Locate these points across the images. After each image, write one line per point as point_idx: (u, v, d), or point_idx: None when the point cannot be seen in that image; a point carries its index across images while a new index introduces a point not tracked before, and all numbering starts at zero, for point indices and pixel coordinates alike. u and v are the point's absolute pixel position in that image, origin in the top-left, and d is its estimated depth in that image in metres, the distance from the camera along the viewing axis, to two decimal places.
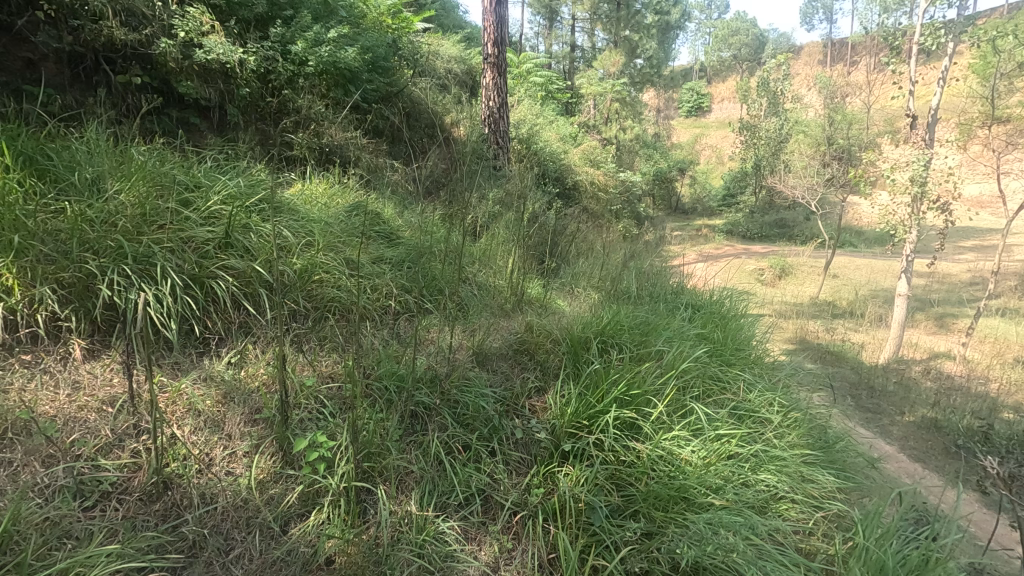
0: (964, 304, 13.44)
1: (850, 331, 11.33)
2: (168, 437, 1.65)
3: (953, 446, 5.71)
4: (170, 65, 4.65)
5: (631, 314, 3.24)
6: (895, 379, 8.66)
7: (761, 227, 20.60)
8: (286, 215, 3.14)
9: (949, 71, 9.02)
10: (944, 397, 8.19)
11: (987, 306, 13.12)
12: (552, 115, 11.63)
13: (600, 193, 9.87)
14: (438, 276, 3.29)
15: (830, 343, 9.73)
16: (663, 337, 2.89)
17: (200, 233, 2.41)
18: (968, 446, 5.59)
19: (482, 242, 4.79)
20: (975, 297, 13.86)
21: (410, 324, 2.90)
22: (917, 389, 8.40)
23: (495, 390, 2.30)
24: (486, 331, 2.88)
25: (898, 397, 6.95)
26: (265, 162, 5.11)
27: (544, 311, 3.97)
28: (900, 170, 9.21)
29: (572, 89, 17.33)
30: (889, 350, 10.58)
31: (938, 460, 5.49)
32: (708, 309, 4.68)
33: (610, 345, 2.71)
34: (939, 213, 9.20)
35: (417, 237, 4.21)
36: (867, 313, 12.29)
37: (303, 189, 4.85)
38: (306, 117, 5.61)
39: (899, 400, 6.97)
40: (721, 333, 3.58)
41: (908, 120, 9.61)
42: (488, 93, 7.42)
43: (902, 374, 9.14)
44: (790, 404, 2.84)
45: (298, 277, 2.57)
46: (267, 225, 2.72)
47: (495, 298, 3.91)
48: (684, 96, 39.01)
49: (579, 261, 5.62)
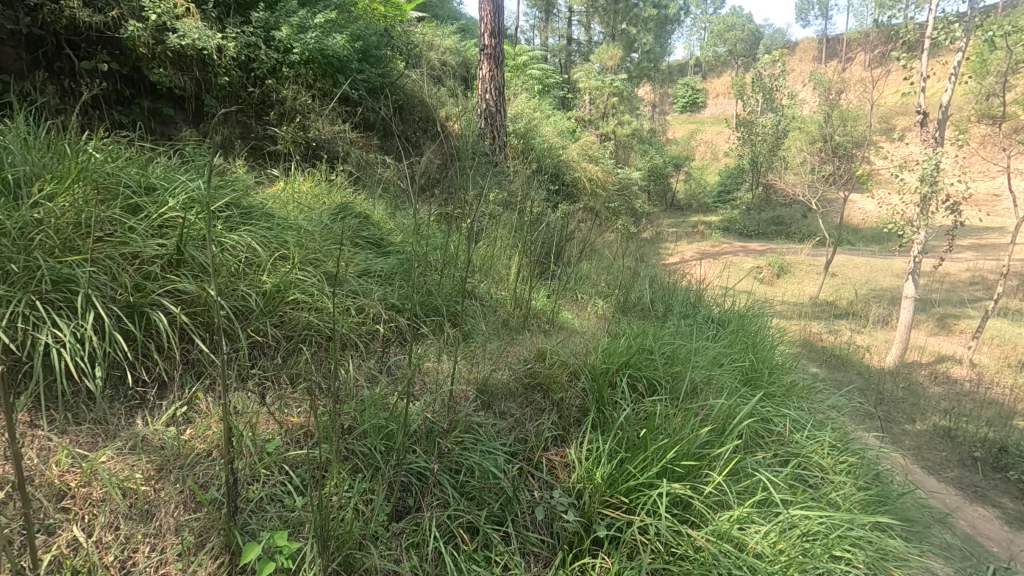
0: (966, 305, 13.14)
1: (853, 332, 11.02)
2: (68, 542, 1.25)
3: (973, 459, 5.39)
4: (140, 51, 4.20)
5: (657, 336, 2.85)
6: (903, 385, 8.33)
7: (758, 224, 20.31)
8: (258, 222, 2.72)
9: (961, 66, 8.63)
10: (954, 403, 7.90)
11: (989, 307, 12.85)
12: (549, 109, 11.22)
13: (599, 190, 9.42)
14: (435, 294, 2.88)
15: (835, 346, 9.42)
16: (697, 368, 2.50)
17: (145, 248, 1.98)
18: (987, 460, 5.28)
19: (482, 247, 4.40)
20: (976, 298, 13.61)
21: (402, 351, 2.50)
22: (926, 395, 8.07)
23: (506, 444, 1.91)
24: (491, 362, 2.47)
25: (910, 404, 6.60)
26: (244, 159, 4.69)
27: (551, 326, 3.58)
28: (911, 169, 8.81)
29: (568, 83, 16.85)
30: (894, 353, 10.27)
31: (957, 474, 5.18)
32: (726, 322, 4.32)
33: (639, 381, 2.31)
34: (949, 214, 8.87)
35: (409, 243, 3.80)
36: (869, 314, 11.95)
37: (286, 188, 4.41)
38: (291, 109, 5.17)
39: (910, 409, 6.66)
40: (751, 356, 3.19)
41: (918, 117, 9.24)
42: (485, 86, 6.96)
43: (909, 380, 8.83)
44: (844, 445, 2.46)
45: (266, 301, 2.15)
46: (232, 238, 2.30)
47: (499, 312, 3.49)
48: (680, 91, 38.55)
49: (583, 265, 5.24)
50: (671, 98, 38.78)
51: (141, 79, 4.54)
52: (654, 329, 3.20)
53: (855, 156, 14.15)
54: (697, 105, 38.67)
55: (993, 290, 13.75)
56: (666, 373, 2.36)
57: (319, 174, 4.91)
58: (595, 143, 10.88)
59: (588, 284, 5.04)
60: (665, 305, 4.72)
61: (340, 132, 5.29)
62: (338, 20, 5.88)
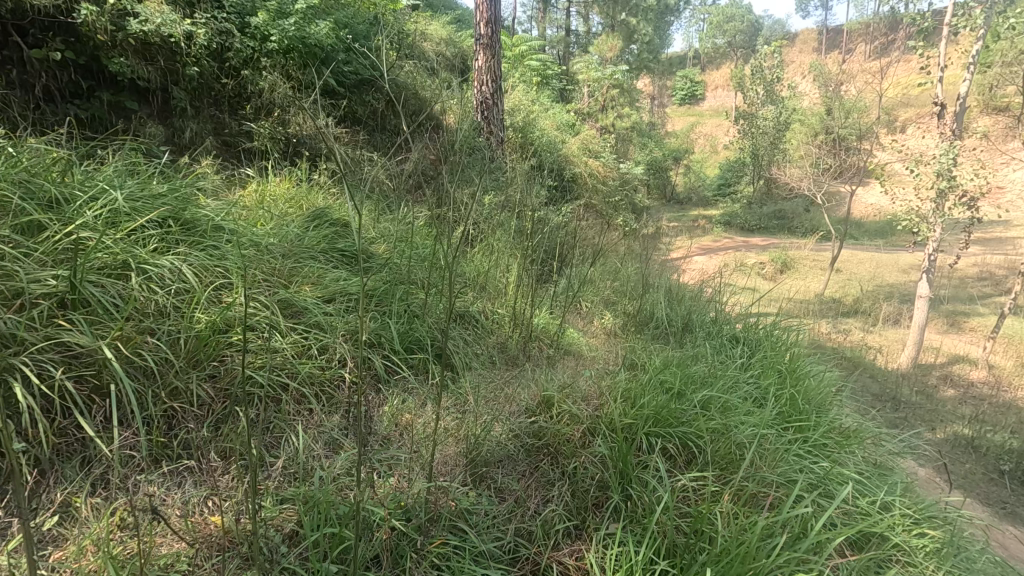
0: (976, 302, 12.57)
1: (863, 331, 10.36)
2: None
3: (1001, 474, 4.86)
4: (96, 39, 3.68)
5: (685, 374, 2.41)
6: (917, 387, 7.76)
7: (760, 218, 19.50)
8: (200, 241, 2.26)
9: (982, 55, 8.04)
10: (974, 410, 7.37)
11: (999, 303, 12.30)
12: (547, 102, 10.67)
13: (599, 186, 8.89)
14: (420, 324, 2.42)
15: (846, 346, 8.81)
16: (739, 421, 2.04)
17: (27, 285, 1.52)
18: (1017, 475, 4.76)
19: (478, 256, 3.94)
20: (985, 294, 13.06)
21: (375, 402, 2.03)
22: (940, 399, 7.55)
23: (499, 545, 1.48)
24: (486, 415, 2.03)
25: (928, 407, 5.97)
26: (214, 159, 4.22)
27: (557, 351, 3.14)
28: (925, 165, 8.27)
29: (567, 75, 16.31)
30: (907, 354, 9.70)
31: (983, 489, 4.66)
32: (750, 334, 3.84)
33: (670, 443, 1.86)
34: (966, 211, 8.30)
35: (395, 255, 3.34)
36: (874, 312, 11.29)
37: (258, 191, 3.95)
38: (269, 102, 4.68)
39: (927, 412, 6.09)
40: (791, 388, 2.74)
41: (935, 109, 8.67)
42: (481, 79, 6.47)
43: (923, 382, 8.30)
44: (923, 514, 2.01)
45: (194, 349, 1.68)
46: (157, 267, 1.84)
47: (498, 336, 3.04)
48: (678, 83, 37.76)
49: (588, 272, 4.77)
50: (670, 89, 38.05)
51: (101, 70, 3.97)
52: (679, 359, 2.76)
53: (859, 148, 13.64)
54: (695, 97, 37.99)
55: (1002, 286, 13.19)
56: (707, 429, 1.91)
57: (299, 174, 4.43)
58: (595, 136, 10.33)
59: (594, 293, 4.58)
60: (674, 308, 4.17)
61: (323, 127, 4.80)
62: (322, 5, 5.38)
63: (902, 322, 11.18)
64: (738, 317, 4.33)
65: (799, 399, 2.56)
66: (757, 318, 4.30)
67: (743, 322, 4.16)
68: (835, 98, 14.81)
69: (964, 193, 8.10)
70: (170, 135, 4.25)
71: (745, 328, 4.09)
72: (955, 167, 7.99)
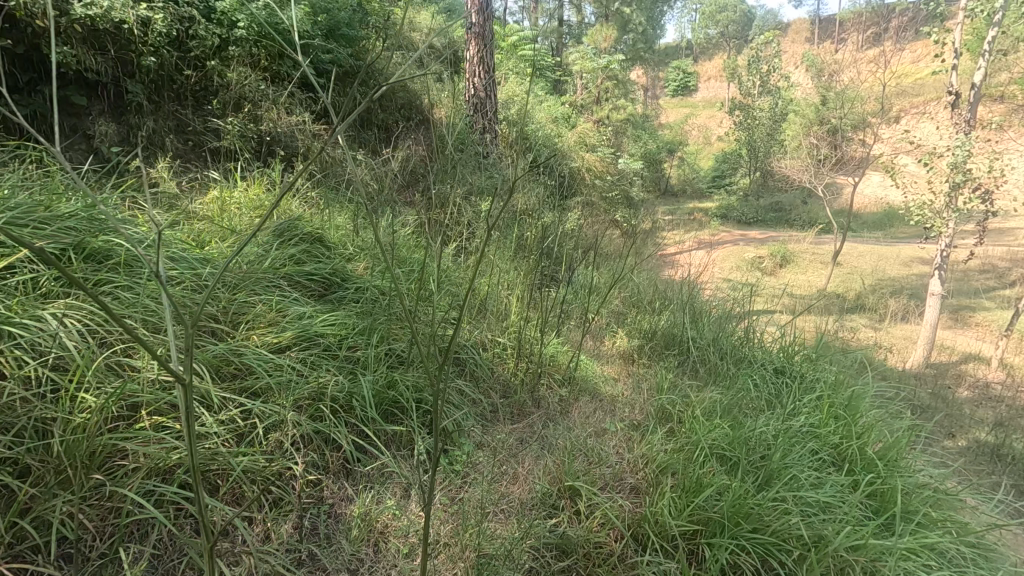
0: (981, 295, 11.42)
1: (865, 328, 9.17)
2: None
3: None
4: (34, 25, 3.08)
5: (741, 438, 1.96)
6: (931, 388, 6.90)
7: (756, 211, 18.50)
8: (107, 280, 1.73)
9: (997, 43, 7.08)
10: (993, 413, 6.54)
11: (1005, 296, 11.17)
12: (541, 94, 10.06)
13: (596, 182, 8.28)
14: (401, 379, 1.90)
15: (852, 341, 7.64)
16: (827, 519, 1.63)
17: None
18: None
19: (475, 271, 3.43)
20: (989, 288, 11.86)
21: (340, 492, 1.54)
22: (955, 399, 6.76)
23: None
24: (493, 517, 1.58)
25: (943, 409, 5.02)
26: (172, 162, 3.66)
27: (572, 389, 2.64)
28: (941, 156, 7.30)
29: (562, 65, 15.70)
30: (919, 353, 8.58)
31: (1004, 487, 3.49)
32: (787, 351, 3.29)
33: (748, 558, 1.46)
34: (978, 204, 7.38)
35: (376, 275, 2.82)
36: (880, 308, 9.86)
37: (220, 198, 3.43)
38: (239, 96, 4.07)
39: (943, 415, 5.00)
40: (864, 439, 2.28)
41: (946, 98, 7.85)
42: (473, 70, 5.91)
43: (935, 382, 7.35)
44: None
45: (64, 458, 1.19)
46: (19, 334, 1.32)
47: (502, 375, 2.53)
48: (670, 74, 36.99)
49: (597, 283, 4.22)
50: (662, 81, 37.30)
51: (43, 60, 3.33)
52: (723, 413, 2.30)
53: (855, 138, 13.07)
54: (687, 88, 37.14)
55: (1007, 278, 11.96)
56: (791, 533, 1.51)
57: (271, 176, 3.86)
58: (591, 129, 9.67)
59: (605, 306, 4.04)
60: (692, 320, 3.59)
61: (300, 123, 4.19)
62: None
63: (909, 318, 9.96)
64: (765, 328, 3.74)
65: (875, 456, 2.11)
66: (782, 333, 3.68)
67: (772, 338, 3.59)
68: (831, 87, 14.17)
69: (981, 185, 7.21)
70: (127, 135, 3.66)
71: (776, 345, 3.53)
72: (972, 156, 7.08)
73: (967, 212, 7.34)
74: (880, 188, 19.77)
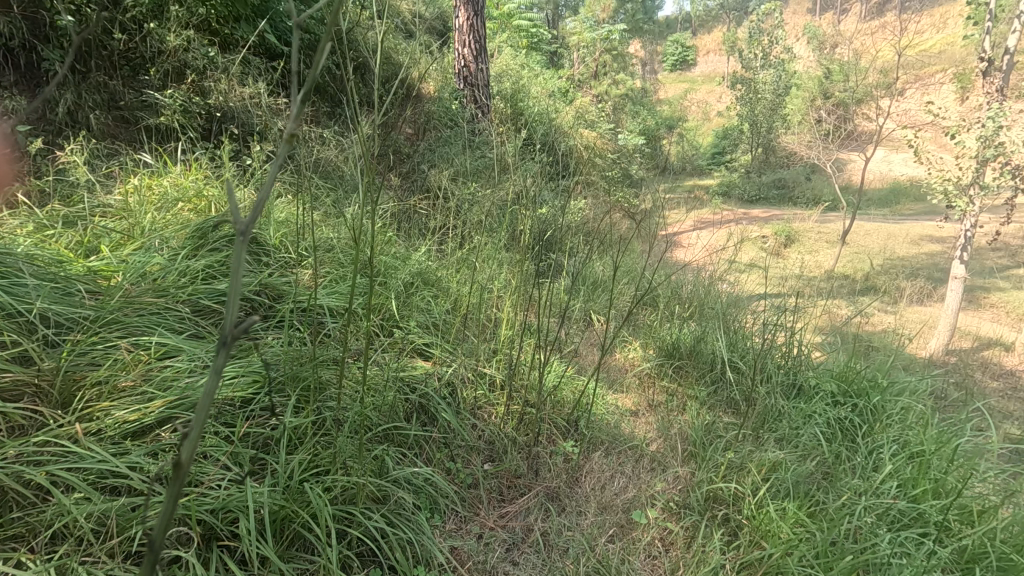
0: (994, 275, 10.46)
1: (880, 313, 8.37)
2: None
3: None
4: None
5: (845, 558, 1.37)
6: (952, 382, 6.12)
7: (758, 187, 17.17)
8: None
9: None
10: None
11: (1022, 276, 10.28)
12: (537, 66, 9.21)
13: (596, 160, 7.45)
14: (314, 486, 1.25)
15: None
16: None
17: None
18: None
19: (453, 272, 2.75)
20: (1002, 265, 10.94)
21: None
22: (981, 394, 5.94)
23: None
24: None
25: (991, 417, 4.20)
26: (95, 145, 2.90)
27: (584, 441, 1.97)
28: (965, 129, 6.03)
29: (560, 39, 14.84)
30: (938, 342, 7.75)
31: None
32: (849, 370, 2.58)
33: None
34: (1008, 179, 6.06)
35: (319, 291, 2.12)
36: (894, 289, 8.86)
37: (145, 185, 2.70)
38: (179, 63, 3.18)
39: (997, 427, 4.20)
40: (988, 518, 1.66)
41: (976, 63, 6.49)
42: (463, 40, 5.04)
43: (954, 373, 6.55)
44: None
45: None
46: None
47: (485, 428, 1.86)
48: (669, 48, 35.50)
49: (602, 284, 3.50)
50: (660, 55, 35.81)
51: None
52: (800, 492, 1.67)
53: (857, 110, 12.01)
54: (686, 62, 35.52)
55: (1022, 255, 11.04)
56: None
57: (216, 159, 3.12)
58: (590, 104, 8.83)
59: (614, 309, 3.33)
60: (727, 331, 2.86)
61: (256, 96, 3.39)
62: None
63: (928, 300, 8.93)
64: (813, 339, 2.99)
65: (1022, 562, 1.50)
66: (833, 347, 2.93)
67: (823, 352, 2.86)
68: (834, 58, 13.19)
69: (1012, 160, 5.90)
70: (39, 112, 2.84)
71: (828, 361, 2.82)
72: (1006, 126, 5.80)
73: (994, 193, 6.11)
74: (884, 163, 18.64)
